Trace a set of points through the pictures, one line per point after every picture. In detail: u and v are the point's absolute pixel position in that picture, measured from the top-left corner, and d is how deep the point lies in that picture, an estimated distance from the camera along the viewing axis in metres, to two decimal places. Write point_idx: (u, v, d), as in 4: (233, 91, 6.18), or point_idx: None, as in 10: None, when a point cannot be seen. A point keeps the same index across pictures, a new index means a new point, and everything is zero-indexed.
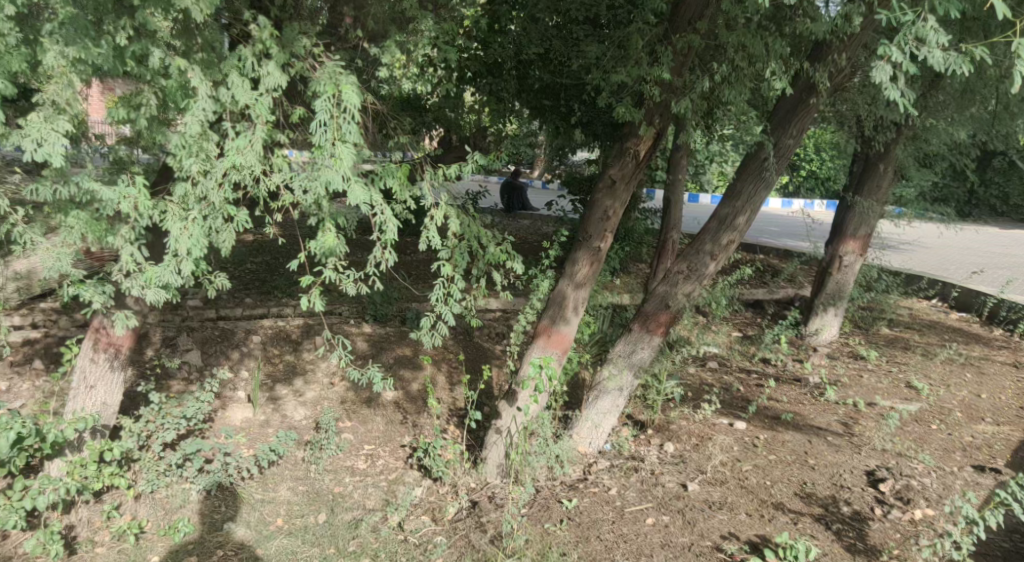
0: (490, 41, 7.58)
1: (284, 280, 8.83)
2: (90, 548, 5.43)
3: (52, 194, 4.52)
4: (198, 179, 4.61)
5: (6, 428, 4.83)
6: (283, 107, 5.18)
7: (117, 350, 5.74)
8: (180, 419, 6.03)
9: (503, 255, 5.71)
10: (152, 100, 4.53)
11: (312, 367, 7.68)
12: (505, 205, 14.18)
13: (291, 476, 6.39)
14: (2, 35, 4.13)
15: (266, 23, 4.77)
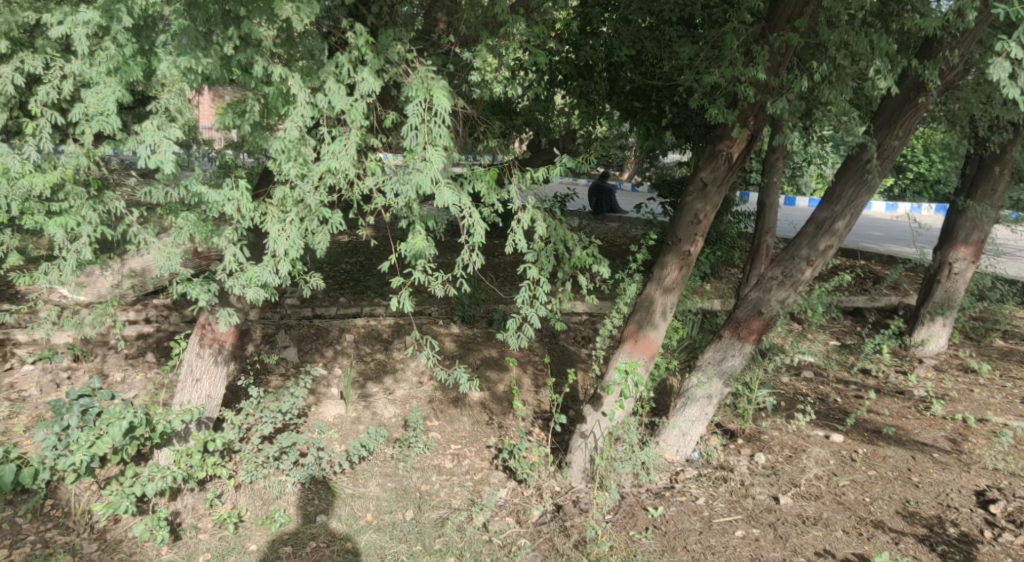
0: (581, 43, 7.54)
1: (377, 280, 9.05)
2: (194, 534, 5.63)
3: (164, 196, 4.79)
4: (296, 182, 4.77)
5: (120, 417, 5.19)
6: (378, 111, 5.31)
7: (220, 345, 6.00)
8: (276, 413, 6.26)
9: (590, 258, 5.66)
10: (255, 107, 4.74)
11: (402, 365, 7.83)
12: (594, 208, 14.11)
13: (381, 473, 6.50)
14: (120, 46, 4.38)
15: (362, 30, 4.88)
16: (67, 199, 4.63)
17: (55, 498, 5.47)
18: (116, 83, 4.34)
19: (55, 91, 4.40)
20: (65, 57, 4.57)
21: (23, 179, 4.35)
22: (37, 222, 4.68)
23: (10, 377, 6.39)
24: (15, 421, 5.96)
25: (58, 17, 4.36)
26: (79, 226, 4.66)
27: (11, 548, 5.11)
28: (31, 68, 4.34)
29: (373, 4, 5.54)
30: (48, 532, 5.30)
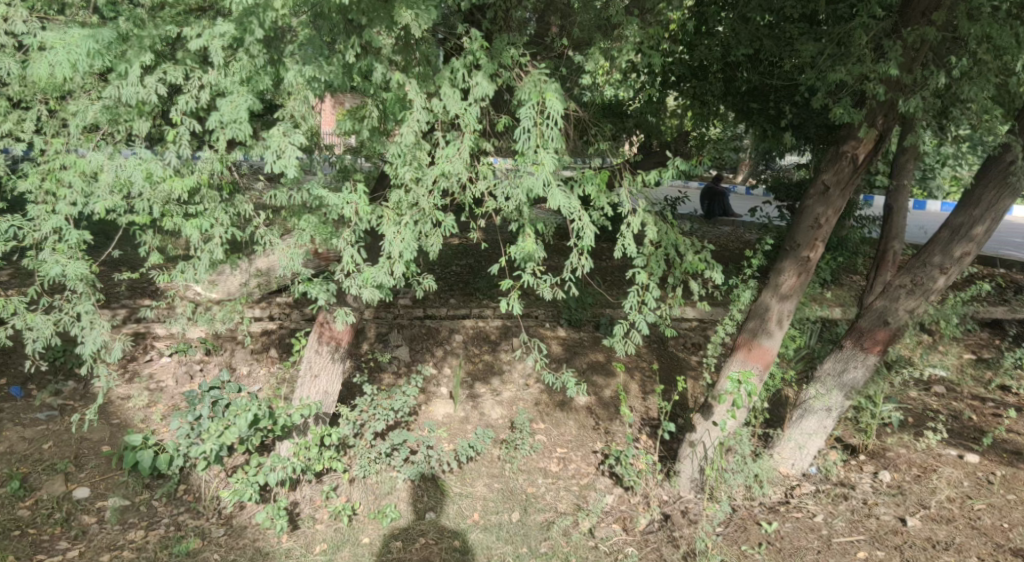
0: (696, 44, 7.40)
1: (486, 282, 9.16)
2: (311, 524, 5.84)
3: (289, 199, 5.00)
4: (411, 186, 4.89)
5: (246, 408, 5.48)
6: (490, 115, 5.36)
7: (338, 343, 6.21)
8: (388, 410, 6.43)
9: (702, 263, 5.52)
10: (375, 112, 4.89)
11: (509, 368, 7.90)
12: (705, 212, 13.78)
13: (488, 473, 6.57)
14: (252, 56, 4.65)
15: (478, 35, 4.97)
16: (202, 203, 4.96)
17: (188, 484, 5.80)
18: (248, 92, 4.59)
19: (194, 101, 4.66)
20: (202, 68, 4.84)
21: (164, 183, 4.60)
22: (175, 224, 4.88)
23: (149, 368, 6.84)
24: (153, 409, 6.37)
25: (197, 30, 4.64)
26: (212, 228, 4.99)
27: (148, 529, 5.45)
28: (172, 79, 4.61)
29: (488, 10, 5.61)
30: (180, 516, 5.61)
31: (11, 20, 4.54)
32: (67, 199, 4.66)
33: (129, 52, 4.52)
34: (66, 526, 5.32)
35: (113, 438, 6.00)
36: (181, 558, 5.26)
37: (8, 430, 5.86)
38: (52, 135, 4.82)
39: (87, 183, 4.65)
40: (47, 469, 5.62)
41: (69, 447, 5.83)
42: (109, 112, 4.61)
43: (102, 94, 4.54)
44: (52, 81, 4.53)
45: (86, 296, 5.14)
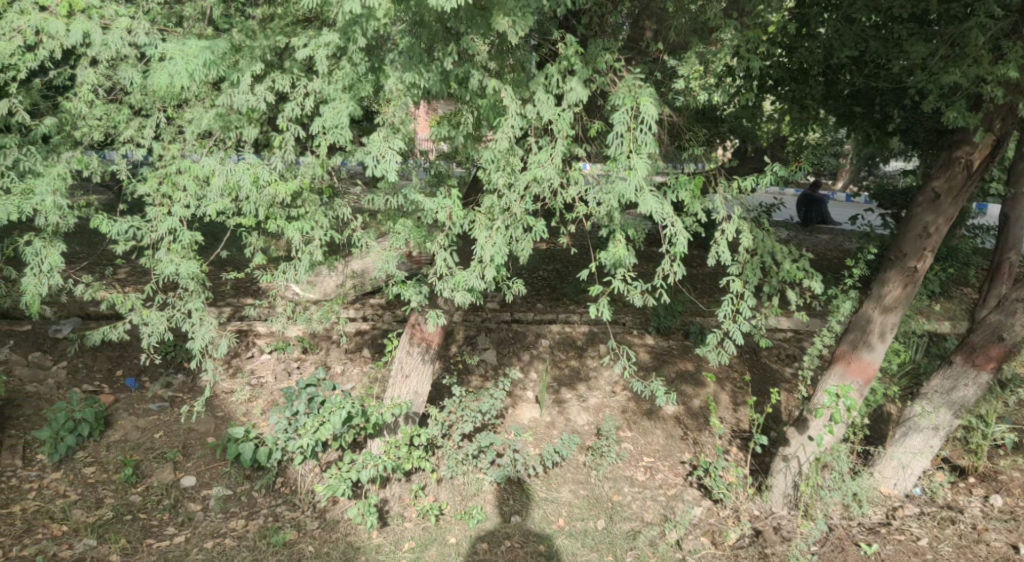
0: (796, 46, 7.17)
1: (573, 288, 9.16)
2: (400, 521, 5.94)
3: (386, 203, 5.14)
4: (504, 191, 4.93)
5: (340, 406, 5.68)
6: (584, 121, 5.35)
7: (428, 344, 6.30)
8: (476, 412, 6.49)
9: (799, 272, 5.32)
10: (469, 118, 4.98)
11: (595, 374, 7.87)
12: (802, 219, 13.32)
13: (573, 479, 6.54)
14: (354, 65, 4.82)
15: (572, 41, 4.93)
16: (303, 206, 5.12)
17: (286, 477, 6.01)
18: (349, 99, 4.75)
19: (299, 109, 4.86)
20: (307, 76, 5.04)
21: (269, 187, 4.79)
22: (278, 226, 5.08)
23: (251, 364, 7.13)
24: (254, 404, 6.64)
25: (304, 39, 4.87)
26: (313, 230, 5.16)
27: (248, 519, 5.68)
28: (280, 87, 4.83)
29: (583, 15, 5.61)
30: (277, 507, 5.82)
31: (135, 31, 4.80)
32: (182, 201, 4.90)
33: (241, 62, 4.81)
34: (173, 512, 5.60)
35: (218, 430, 6.28)
36: (279, 548, 5.47)
37: (123, 420, 6.18)
38: (169, 141, 5.05)
39: (199, 186, 4.88)
40: (157, 457, 5.93)
41: (178, 437, 6.12)
42: (222, 119, 4.86)
43: (216, 102, 4.83)
44: (171, 90, 4.81)
45: (196, 294, 5.39)
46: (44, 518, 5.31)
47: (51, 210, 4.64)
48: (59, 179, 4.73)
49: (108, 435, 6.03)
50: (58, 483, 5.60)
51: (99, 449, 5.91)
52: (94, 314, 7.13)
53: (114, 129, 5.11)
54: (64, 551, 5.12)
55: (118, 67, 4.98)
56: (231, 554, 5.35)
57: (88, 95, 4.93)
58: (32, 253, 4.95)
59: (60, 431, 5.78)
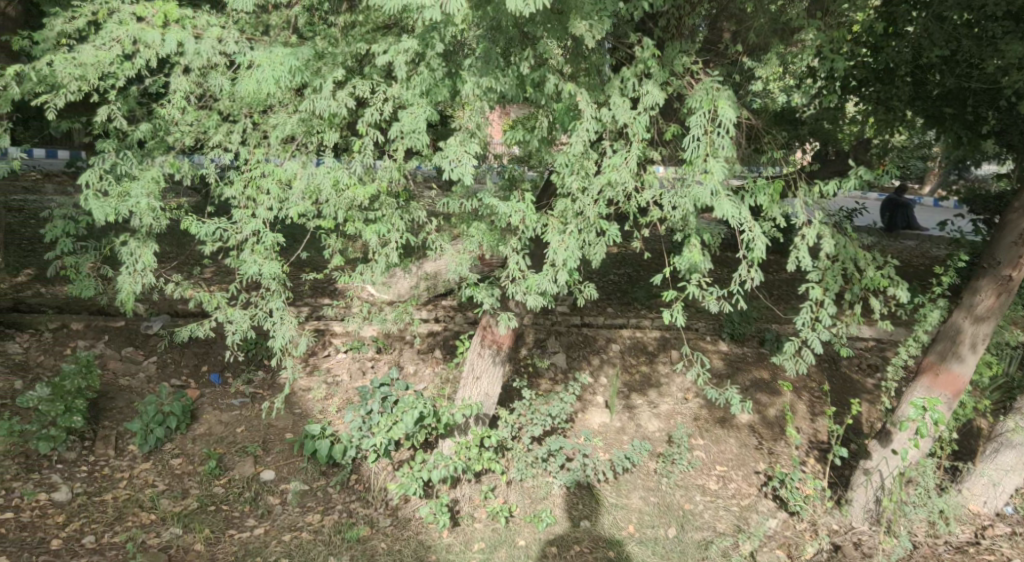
0: (881, 46, 6.96)
1: (645, 293, 9.10)
2: (471, 522, 5.96)
3: (460, 207, 5.21)
4: (578, 195, 4.92)
5: (413, 406, 5.79)
6: (660, 125, 5.30)
7: (499, 347, 6.33)
8: (546, 416, 6.52)
9: (884, 279, 5.12)
10: (545, 122, 4.97)
11: (667, 381, 7.77)
12: (886, 223, 12.84)
13: (643, 486, 6.46)
14: (432, 70, 4.92)
15: (649, 43, 4.93)
16: (381, 209, 5.22)
17: (359, 474, 6.14)
18: (427, 104, 4.81)
19: (378, 113, 4.97)
20: (386, 82, 5.18)
21: (349, 190, 4.92)
22: (356, 228, 5.21)
23: (327, 363, 7.30)
24: (330, 401, 6.81)
25: (384, 46, 4.98)
26: (389, 233, 5.27)
27: (323, 514, 5.81)
28: (361, 92, 4.95)
29: (661, 17, 5.55)
30: (352, 504, 5.94)
31: (225, 40, 4.99)
32: (265, 204, 5.06)
33: (324, 69, 5.03)
34: (254, 504, 5.78)
35: (296, 426, 6.46)
36: (352, 543, 5.59)
37: (208, 414, 6.43)
38: (255, 146, 5.24)
39: (283, 190, 5.05)
40: (239, 451, 6.13)
41: (258, 433, 6.32)
42: (305, 124, 5.04)
43: (299, 107, 5.01)
44: (258, 97, 4.98)
45: (277, 294, 5.56)
46: (134, 506, 5.55)
47: (145, 212, 4.91)
48: (153, 183, 4.99)
49: (194, 428, 6.28)
50: (147, 473, 5.85)
51: (185, 441, 6.16)
52: (181, 311, 7.40)
53: (204, 135, 5.31)
54: (152, 539, 5.32)
55: (208, 74, 5.15)
56: (308, 548, 5.49)
57: (181, 102, 5.12)
58: (128, 253, 5.21)
59: (149, 423, 6.03)
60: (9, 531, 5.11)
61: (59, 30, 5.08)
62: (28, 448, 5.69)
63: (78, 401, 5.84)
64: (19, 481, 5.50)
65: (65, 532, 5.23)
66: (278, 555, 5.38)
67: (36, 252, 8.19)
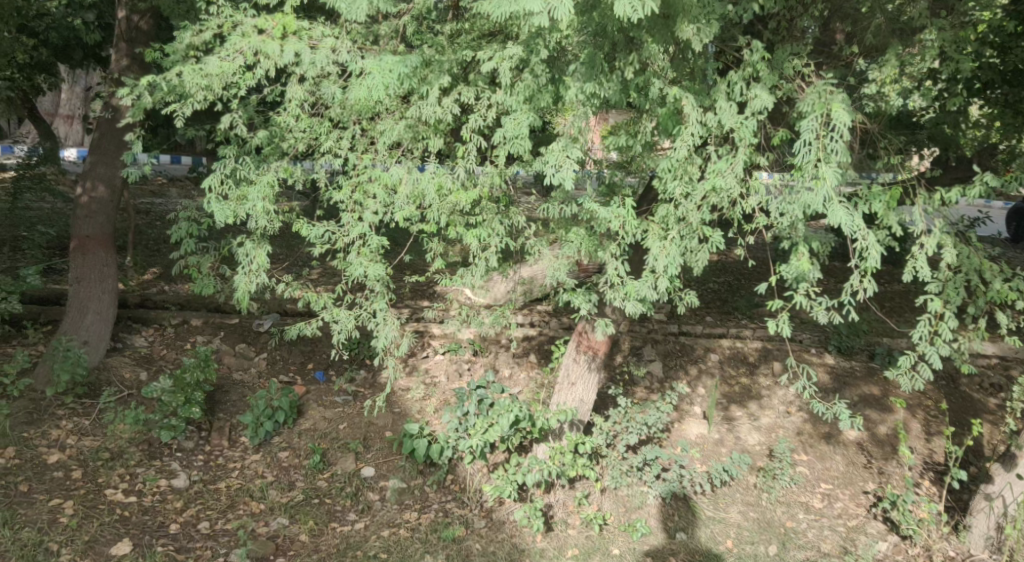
0: (1011, 46, 6.64)
1: (746, 302, 8.90)
2: (564, 528, 5.94)
3: (559, 213, 5.17)
4: (680, 201, 4.83)
5: (508, 409, 5.85)
6: (767, 129, 5.18)
7: (595, 352, 6.29)
8: (642, 425, 6.43)
9: (1012, 293, 4.80)
10: (649, 127, 4.92)
11: (768, 393, 7.53)
12: (1012, 234, 12.09)
13: (743, 501, 6.32)
14: (536, 76, 4.96)
15: (759, 46, 4.82)
16: (481, 214, 5.31)
17: (455, 474, 6.24)
18: (530, 110, 4.88)
19: (482, 119, 5.12)
20: (490, 89, 5.31)
21: (452, 195, 5.06)
22: (457, 233, 5.31)
23: (425, 363, 7.44)
24: (427, 402, 6.94)
25: (490, 53, 5.11)
26: (489, 237, 5.33)
27: (420, 512, 5.93)
28: (465, 99, 5.16)
29: (771, 20, 5.41)
30: (447, 503, 6.04)
31: (338, 51, 5.21)
32: (372, 208, 5.22)
33: (431, 76, 5.13)
34: (355, 499, 5.95)
35: (395, 425, 6.60)
36: (448, 542, 5.67)
37: (313, 410, 6.66)
38: (362, 152, 5.40)
39: (388, 195, 5.19)
40: (341, 447, 6.32)
41: (359, 430, 6.50)
42: (412, 130, 5.22)
43: (406, 113, 5.20)
44: (367, 104, 5.17)
45: (381, 295, 5.71)
46: (245, 496, 5.81)
47: (261, 214, 5.16)
48: (268, 187, 5.23)
49: (300, 423, 6.52)
50: (257, 465, 6.11)
51: (292, 436, 6.41)
52: (291, 311, 7.71)
53: (315, 142, 5.51)
54: (261, 528, 5.56)
55: (321, 83, 5.32)
56: (405, 545, 5.60)
57: (296, 110, 5.30)
58: (245, 254, 5.49)
59: (260, 417, 6.31)
60: (132, 514, 5.44)
61: (187, 42, 5.36)
62: (151, 436, 6.05)
63: (197, 393, 6.12)
64: (142, 466, 5.85)
65: (182, 518, 5.52)
66: (377, 550, 5.52)
67: (159, 252, 8.70)
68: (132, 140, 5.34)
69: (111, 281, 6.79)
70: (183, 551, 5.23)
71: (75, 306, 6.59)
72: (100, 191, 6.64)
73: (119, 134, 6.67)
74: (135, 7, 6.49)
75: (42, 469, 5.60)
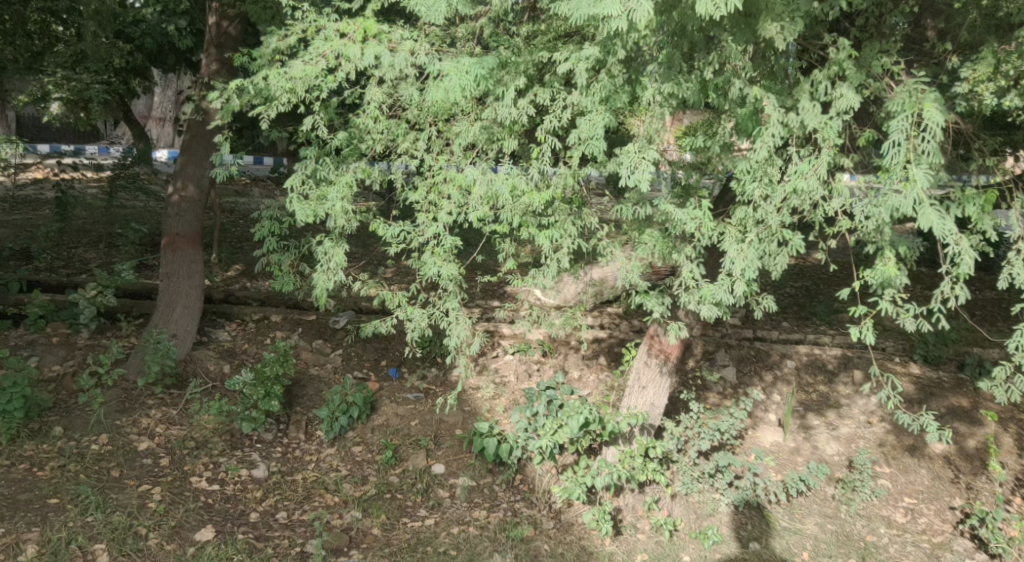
0: None
1: (825, 307, 8.66)
2: (634, 532, 5.90)
3: (633, 214, 5.12)
4: (759, 203, 4.73)
5: (578, 411, 5.84)
6: (853, 130, 5.02)
7: (667, 356, 6.20)
8: (714, 431, 6.28)
9: None
10: (727, 127, 4.84)
11: (848, 402, 7.33)
12: None
13: (820, 512, 6.17)
14: (612, 77, 4.97)
15: (846, 44, 4.70)
16: (554, 215, 5.31)
17: (524, 474, 6.26)
18: (605, 110, 4.86)
19: (558, 121, 5.11)
20: (566, 90, 5.32)
21: (525, 197, 5.08)
22: (530, 233, 5.32)
23: (496, 363, 7.47)
24: (497, 401, 6.98)
25: (566, 54, 5.13)
26: (562, 238, 5.33)
27: (490, 510, 5.97)
28: (541, 100, 5.16)
29: (858, 17, 5.24)
30: (516, 503, 6.07)
31: (417, 53, 5.27)
32: (446, 209, 5.28)
33: (507, 77, 5.18)
34: (425, 495, 6.02)
35: (465, 423, 6.68)
36: (516, 542, 5.69)
37: (386, 406, 6.76)
38: (438, 153, 5.48)
39: (462, 196, 5.24)
40: (413, 443, 6.42)
41: (431, 426, 6.60)
42: (487, 131, 5.29)
43: (482, 115, 5.27)
44: (443, 105, 5.24)
45: (454, 295, 5.77)
46: (321, 488, 5.96)
47: (339, 214, 5.28)
48: (347, 188, 5.35)
49: (373, 418, 6.63)
50: (332, 458, 6.27)
51: (365, 431, 6.53)
52: (366, 309, 7.85)
53: (392, 143, 5.60)
54: (336, 520, 5.69)
55: (399, 85, 5.42)
56: (474, 543, 5.65)
57: (375, 111, 5.40)
58: (323, 252, 5.63)
59: (335, 411, 6.43)
60: (215, 502, 5.64)
61: (273, 47, 5.53)
62: (233, 427, 6.28)
63: (276, 387, 6.28)
64: (224, 456, 6.07)
65: (261, 507, 5.70)
66: (447, 546, 5.58)
67: (242, 249, 9.00)
68: (220, 141, 5.54)
69: (198, 277, 7.05)
70: (263, 539, 5.40)
71: (165, 300, 6.87)
72: (190, 190, 6.92)
73: (209, 135, 6.94)
74: (225, 13, 6.74)
75: (132, 456, 5.86)
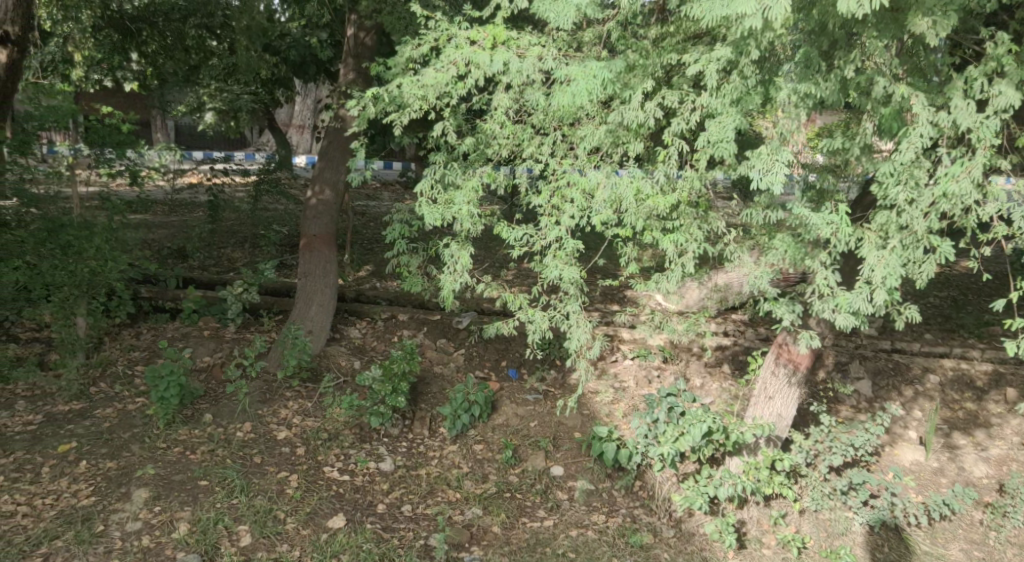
0: None
1: (972, 319, 8.09)
2: (758, 547, 5.69)
3: (764, 218, 4.96)
4: (904, 207, 4.47)
5: (700, 419, 5.74)
6: (1011, 129, 4.70)
7: (796, 366, 5.99)
8: (847, 446, 5.98)
9: None
10: (868, 127, 4.60)
11: (999, 422, 6.84)
12: None
13: (965, 538, 5.81)
14: (744, 77, 4.83)
15: (1004, 38, 4.39)
16: (679, 219, 5.23)
17: (643, 480, 6.18)
18: (736, 112, 4.75)
19: (685, 123, 5.02)
20: (695, 92, 5.22)
21: (649, 201, 5.04)
22: (654, 238, 5.25)
23: (615, 367, 7.39)
24: (616, 406, 6.94)
25: (696, 56, 5.04)
26: (687, 243, 5.19)
27: (609, 515, 5.95)
28: (669, 103, 5.05)
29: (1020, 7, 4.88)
30: (636, 509, 6.02)
31: (544, 58, 5.36)
32: (569, 213, 5.30)
33: (635, 80, 5.16)
34: (544, 497, 6.07)
35: (584, 426, 6.67)
36: (635, 549, 5.63)
37: (506, 406, 6.85)
38: (563, 157, 5.50)
39: (586, 199, 5.27)
40: (532, 444, 6.49)
41: (550, 428, 6.66)
42: (613, 134, 5.26)
43: (607, 118, 5.23)
44: (570, 110, 5.25)
45: (575, 297, 5.80)
46: (443, 484, 6.10)
47: (466, 217, 5.42)
48: (474, 192, 5.47)
49: (494, 418, 6.74)
50: (455, 455, 6.41)
51: (486, 429, 6.65)
52: (487, 310, 8.01)
53: (518, 148, 5.67)
54: (457, 515, 5.82)
55: (526, 91, 5.46)
56: (593, 547, 5.63)
57: (502, 117, 5.47)
58: (450, 254, 5.77)
59: (458, 409, 6.52)
60: (346, 491, 5.89)
61: (407, 56, 5.70)
62: (362, 421, 6.51)
63: (403, 383, 6.46)
64: (354, 448, 6.33)
65: (388, 499, 5.91)
66: (566, 549, 5.61)
67: (373, 251, 9.37)
68: (357, 147, 5.81)
69: (333, 276, 7.38)
70: (390, 530, 5.59)
71: (303, 297, 7.23)
72: (326, 194, 7.37)
73: (346, 143, 7.36)
74: (363, 24, 7.03)
75: (273, 444, 6.22)
